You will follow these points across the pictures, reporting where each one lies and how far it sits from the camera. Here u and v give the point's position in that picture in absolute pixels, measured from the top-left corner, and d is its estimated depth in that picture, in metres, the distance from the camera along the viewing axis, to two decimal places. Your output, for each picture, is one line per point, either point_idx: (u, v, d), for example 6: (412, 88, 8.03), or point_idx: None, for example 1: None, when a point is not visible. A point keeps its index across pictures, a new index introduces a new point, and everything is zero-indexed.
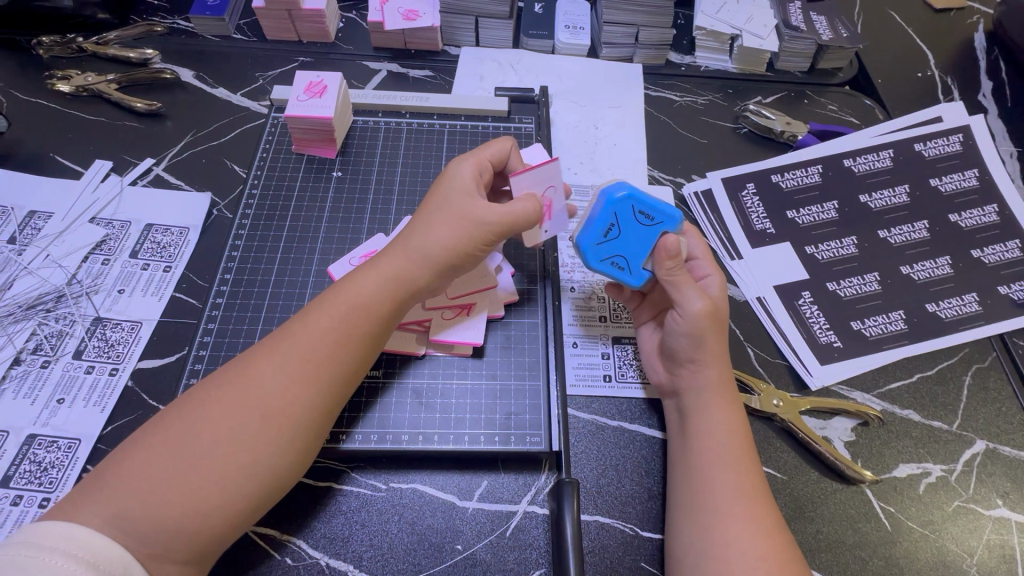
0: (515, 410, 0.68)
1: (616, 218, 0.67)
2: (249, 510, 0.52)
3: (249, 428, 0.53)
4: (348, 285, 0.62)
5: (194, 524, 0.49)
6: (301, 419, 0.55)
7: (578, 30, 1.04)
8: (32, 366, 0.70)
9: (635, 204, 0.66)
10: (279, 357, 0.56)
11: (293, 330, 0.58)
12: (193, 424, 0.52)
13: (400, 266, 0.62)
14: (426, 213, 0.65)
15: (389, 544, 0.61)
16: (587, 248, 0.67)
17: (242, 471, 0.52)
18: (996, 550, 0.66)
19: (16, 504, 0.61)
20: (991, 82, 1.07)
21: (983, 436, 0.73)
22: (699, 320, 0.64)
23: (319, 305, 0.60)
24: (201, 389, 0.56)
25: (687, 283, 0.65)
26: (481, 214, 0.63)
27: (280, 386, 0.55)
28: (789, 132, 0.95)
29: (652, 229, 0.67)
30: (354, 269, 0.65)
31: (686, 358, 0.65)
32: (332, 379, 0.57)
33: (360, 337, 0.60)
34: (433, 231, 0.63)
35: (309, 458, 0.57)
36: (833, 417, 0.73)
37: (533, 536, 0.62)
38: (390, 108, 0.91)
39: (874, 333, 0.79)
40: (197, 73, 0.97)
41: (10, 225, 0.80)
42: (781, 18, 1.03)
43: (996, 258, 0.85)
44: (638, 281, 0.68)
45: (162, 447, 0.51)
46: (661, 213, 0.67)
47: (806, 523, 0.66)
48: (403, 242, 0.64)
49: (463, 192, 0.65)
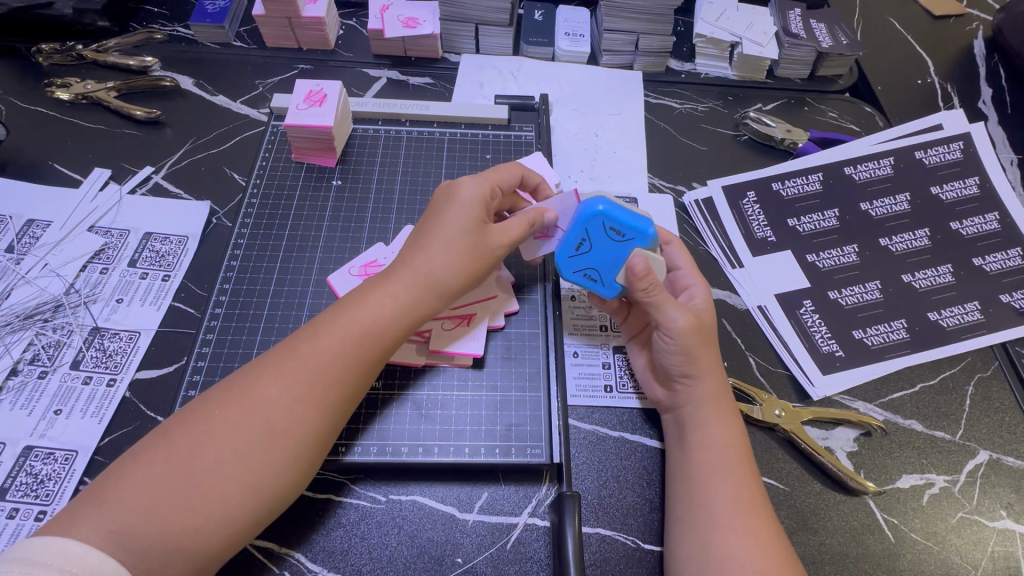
0: (515, 422, 0.68)
1: (588, 232, 0.66)
2: (249, 528, 0.52)
3: (255, 449, 0.52)
4: (358, 304, 0.61)
5: (195, 541, 0.49)
6: (306, 440, 0.55)
7: (578, 37, 1.04)
8: (30, 377, 0.69)
9: (605, 220, 0.65)
10: (286, 377, 0.56)
11: (299, 349, 0.58)
12: (195, 441, 0.52)
13: (408, 286, 0.62)
14: (440, 234, 0.64)
15: (389, 557, 0.61)
16: (560, 259, 0.69)
17: (245, 490, 0.51)
18: (1000, 561, 0.65)
19: (13, 517, 0.60)
20: (991, 90, 1.07)
21: (986, 446, 0.72)
22: (685, 336, 0.64)
23: (326, 323, 0.60)
24: (202, 404, 0.55)
25: (666, 301, 0.64)
26: (495, 247, 0.65)
27: (287, 407, 0.55)
28: (789, 139, 0.95)
29: (623, 245, 0.65)
30: (360, 286, 0.65)
31: (679, 373, 0.65)
32: (339, 400, 0.57)
33: (368, 358, 0.59)
34: (444, 254, 0.63)
35: (310, 476, 0.57)
36: (836, 427, 0.72)
37: (533, 549, 0.62)
38: (391, 116, 0.91)
39: (876, 342, 0.78)
40: (196, 81, 0.97)
41: (9, 234, 0.80)
42: (781, 26, 1.03)
43: (997, 266, 0.84)
44: (612, 292, 0.69)
45: (165, 464, 0.50)
46: (633, 229, 0.64)
47: (809, 535, 0.65)
48: (411, 260, 0.64)
49: (475, 215, 0.65)
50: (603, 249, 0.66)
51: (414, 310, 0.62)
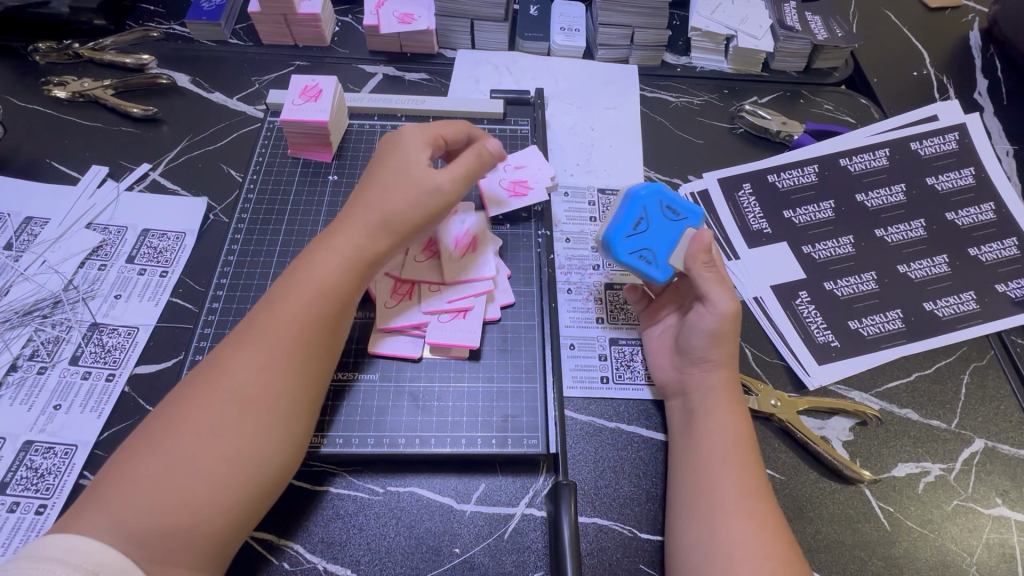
0: (512, 413, 0.68)
1: (645, 212, 0.71)
2: (247, 503, 0.52)
3: (230, 419, 0.53)
4: (311, 270, 0.62)
5: (189, 520, 0.49)
6: (280, 405, 0.56)
7: (573, 32, 1.04)
8: (29, 372, 0.70)
9: (661, 200, 0.71)
10: (251, 350, 0.57)
11: (261, 322, 0.59)
12: (173, 422, 0.53)
13: (356, 236, 0.65)
14: (381, 185, 0.67)
15: (387, 549, 0.61)
16: (614, 239, 0.70)
17: (228, 462, 0.52)
18: (996, 549, 0.66)
19: (13, 511, 0.61)
20: (986, 81, 1.07)
21: (982, 435, 0.73)
22: (724, 321, 0.65)
23: (285, 294, 0.61)
24: (178, 390, 0.56)
25: (718, 282, 0.67)
26: (437, 186, 0.68)
27: (253, 374, 0.56)
28: (785, 132, 0.96)
29: (678, 224, 0.71)
30: (309, 250, 0.66)
31: (703, 356, 0.66)
32: (307, 362, 0.58)
33: (329, 322, 0.61)
34: (388, 202, 0.66)
35: (301, 445, 0.57)
36: (831, 417, 0.73)
37: (531, 539, 0.62)
38: (386, 111, 0.91)
39: (872, 332, 0.79)
40: (193, 78, 0.97)
41: (7, 231, 0.80)
42: (776, 19, 1.03)
43: (993, 256, 0.85)
44: (663, 276, 0.70)
45: (150, 450, 0.51)
46: (686, 210, 0.72)
47: (805, 523, 0.65)
48: (358, 215, 0.66)
49: (415, 163, 0.68)
50: (661, 230, 0.70)
51: (368, 262, 0.64)
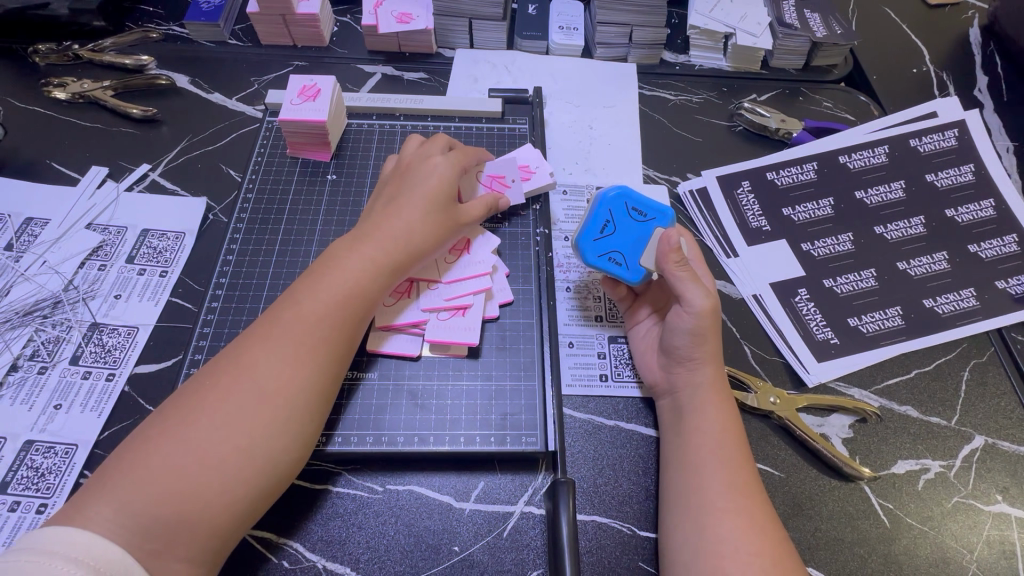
0: (510, 411, 0.68)
1: (612, 215, 0.71)
2: (253, 498, 0.53)
3: (244, 412, 0.54)
4: (334, 270, 0.63)
5: (197, 510, 0.49)
6: (295, 401, 0.56)
7: (572, 31, 1.04)
8: (30, 372, 0.70)
9: (627, 202, 0.72)
10: (270, 344, 0.58)
11: (281, 317, 0.60)
12: (189, 413, 0.53)
13: (383, 248, 0.66)
14: (407, 202, 0.69)
15: (387, 547, 0.61)
16: (585, 244, 0.71)
17: (239, 454, 0.52)
18: (996, 546, 0.65)
19: (14, 510, 0.61)
20: (986, 77, 1.07)
21: (982, 432, 0.72)
22: (702, 317, 0.65)
23: (305, 291, 0.62)
24: (195, 381, 0.56)
25: (692, 279, 0.66)
26: (456, 219, 0.72)
27: (275, 369, 0.56)
28: (784, 129, 0.95)
29: (645, 224, 0.71)
30: (331, 253, 0.66)
31: (687, 355, 0.66)
32: (324, 360, 0.59)
33: (351, 322, 0.62)
34: (414, 220, 0.68)
35: (312, 441, 0.58)
36: (831, 414, 0.73)
37: (529, 537, 0.62)
38: (385, 111, 0.91)
39: (872, 329, 0.78)
40: (192, 78, 0.97)
41: (7, 233, 0.80)
42: (775, 16, 1.03)
43: (993, 252, 0.84)
44: (636, 277, 0.70)
45: (163, 438, 0.51)
46: (653, 210, 0.72)
47: (804, 520, 0.65)
48: (382, 226, 0.67)
49: (447, 192, 0.71)
50: (629, 231, 0.71)
51: (395, 270, 0.66)
